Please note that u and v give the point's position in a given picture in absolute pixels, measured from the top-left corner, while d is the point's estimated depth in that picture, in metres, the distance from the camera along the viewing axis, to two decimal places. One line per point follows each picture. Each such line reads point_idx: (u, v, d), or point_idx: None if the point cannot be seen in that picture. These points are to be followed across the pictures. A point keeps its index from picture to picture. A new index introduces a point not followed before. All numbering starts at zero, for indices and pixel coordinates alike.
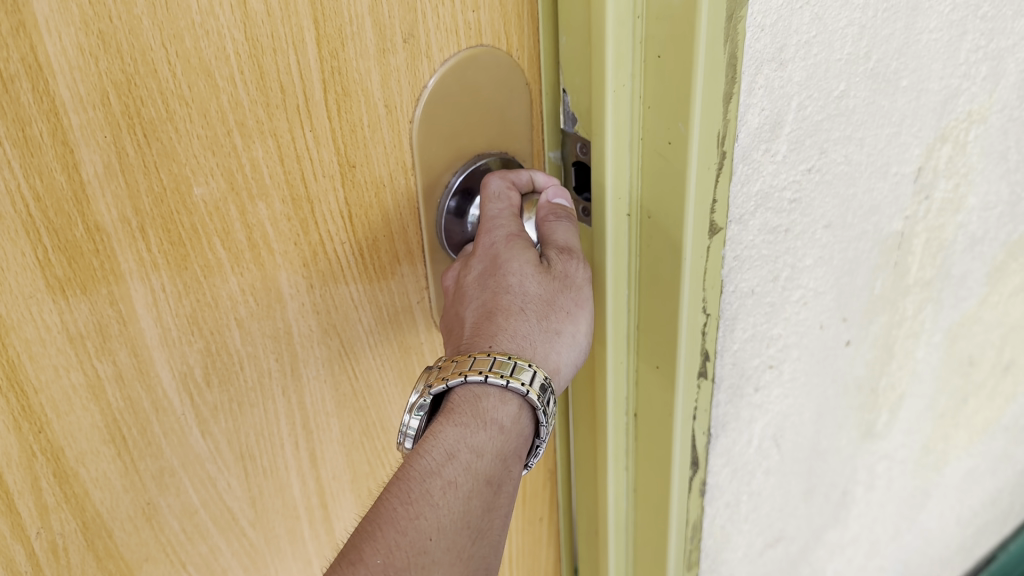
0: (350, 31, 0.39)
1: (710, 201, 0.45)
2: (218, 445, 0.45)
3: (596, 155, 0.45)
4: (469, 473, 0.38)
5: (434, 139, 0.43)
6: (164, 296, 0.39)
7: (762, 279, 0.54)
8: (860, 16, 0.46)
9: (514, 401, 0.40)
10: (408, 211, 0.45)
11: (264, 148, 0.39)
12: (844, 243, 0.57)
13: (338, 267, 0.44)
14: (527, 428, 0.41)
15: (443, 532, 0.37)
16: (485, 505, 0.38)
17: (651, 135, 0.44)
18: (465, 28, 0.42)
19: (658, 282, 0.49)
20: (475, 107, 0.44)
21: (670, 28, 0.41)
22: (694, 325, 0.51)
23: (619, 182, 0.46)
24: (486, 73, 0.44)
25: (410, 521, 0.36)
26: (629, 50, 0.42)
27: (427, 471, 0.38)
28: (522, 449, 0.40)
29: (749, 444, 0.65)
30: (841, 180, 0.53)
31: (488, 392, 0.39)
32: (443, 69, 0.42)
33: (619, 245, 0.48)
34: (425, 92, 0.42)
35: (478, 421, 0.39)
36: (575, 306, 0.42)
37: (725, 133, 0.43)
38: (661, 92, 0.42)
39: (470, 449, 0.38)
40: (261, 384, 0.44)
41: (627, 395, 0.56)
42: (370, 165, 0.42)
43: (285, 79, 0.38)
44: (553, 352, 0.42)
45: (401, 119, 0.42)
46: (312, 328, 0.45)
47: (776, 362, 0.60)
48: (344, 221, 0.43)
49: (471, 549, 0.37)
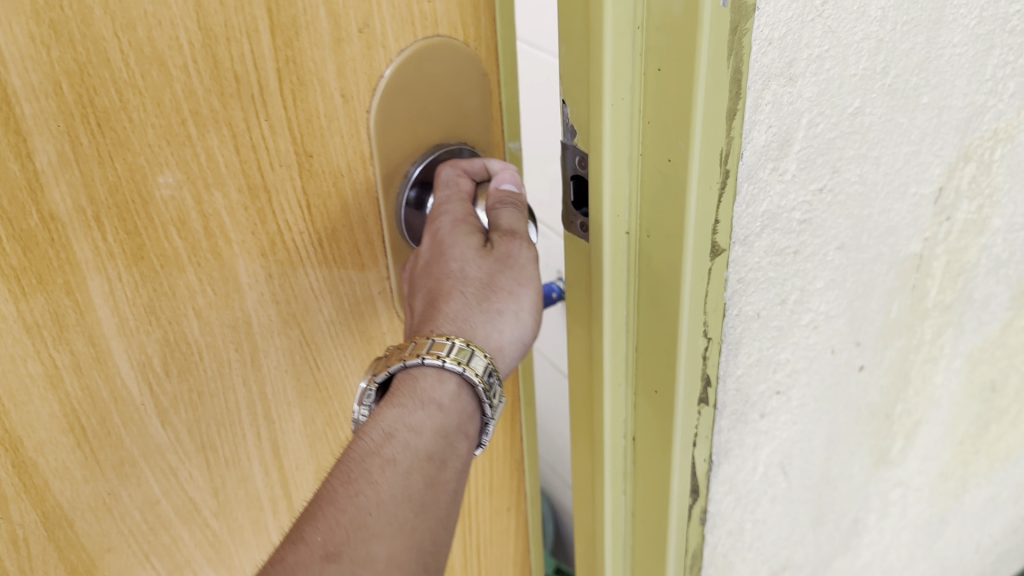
0: (305, 20, 0.39)
1: (711, 222, 0.45)
2: (179, 435, 0.45)
3: (594, 168, 0.45)
4: (409, 451, 0.38)
5: (391, 129, 0.43)
6: (121, 286, 0.39)
7: (770, 302, 0.53)
8: (876, 29, 0.45)
9: (453, 379, 0.40)
10: (368, 201, 0.45)
11: (218, 138, 0.39)
12: (858, 265, 0.57)
13: (297, 257, 0.44)
14: (468, 406, 0.40)
15: (382, 506, 0.37)
16: (428, 480, 0.38)
17: (651, 150, 0.44)
18: (421, 18, 0.42)
19: (656, 301, 0.49)
20: (432, 97, 0.44)
21: (670, 42, 0.40)
22: (695, 349, 0.50)
23: (618, 197, 0.46)
24: (444, 62, 0.44)
25: (349, 499, 0.37)
26: (629, 62, 0.42)
27: (366, 452, 0.38)
28: (468, 424, 0.40)
29: (754, 471, 0.64)
30: (855, 199, 0.52)
31: (425, 372, 0.39)
32: (399, 59, 0.42)
33: (618, 262, 0.48)
34: (382, 81, 0.42)
35: (416, 401, 0.39)
36: (517, 284, 0.42)
37: (728, 152, 0.43)
38: (660, 107, 0.42)
39: (408, 428, 0.38)
40: (221, 374, 0.44)
41: (625, 416, 0.57)
42: (327, 154, 0.42)
43: (239, 69, 0.38)
44: (493, 332, 0.41)
45: (358, 109, 0.42)
46: (271, 318, 0.44)
47: (783, 388, 0.59)
48: (302, 211, 0.43)
49: (415, 521, 0.38)
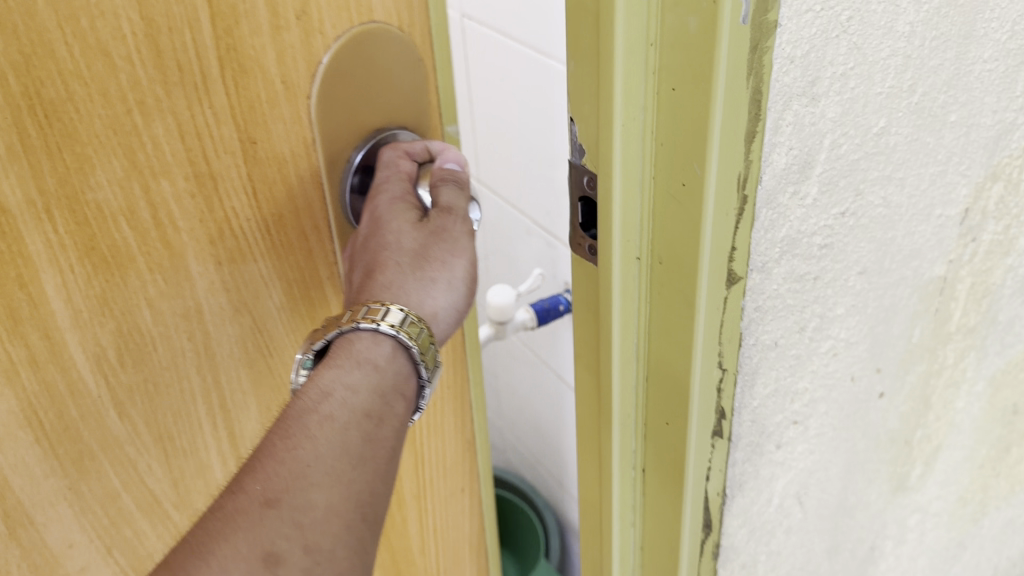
0: (244, 7, 0.39)
1: (727, 248, 0.45)
2: (137, 426, 0.44)
3: (604, 190, 0.46)
4: (346, 408, 0.38)
5: (332, 115, 0.44)
6: (74, 277, 0.39)
7: (787, 330, 0.52)
8: (903, 45, 0.44)
9: (388, 341, 0.39)
10: (313, 186, 0.45)
11: (163, 127, 0.38)
12: (880, 290, 0.56)
13: (245, 243, 0.44)
14: (403, 366, 0.40)
15: (320, 458, 0.37)
16: (365, 436, 0.38)
17: (663, 174, 0.44)
18: (356, 6, 0.43)
19: (669, 325, 0.49)
20: (371, 82, 0.44)
21: (684, 66, 0.40)
22: (708, 375, 0.51)
23: (628, 217, 0.46)
24: (380, 48, 0.44)
25: (288, 452, 0.37)
26: (641, 82, 0.42)
27: (303, 409, 0.37)
28: (404, 386, 0.39)
29: (769, 502, 0.64)
30: (878, 223, 0.51)
31: (360, 335, 0.38)
32: (337, 44, 0.42)
33: (628, 284, 0.49)
34: (321, 67, 0.42)
35: (352, 360, 0.38)
36: (450, 255, 0.43)
37: (745, 177, 0.43)
38: (671, 130, 0.42)
39: (345, 387, 0.38)
40: (175, 364, 0.44)
41: (635, 447, 0.58)
42: (271, 140, 0.42)
43: (182, 57, 0.38)
44: (426, 299, 0.42)
45: (300, 95, 0.42)
46: (223, 306, 0.44)
47: (800, 418, 0.59)
48: (248, 197, 0.42)
49: (353, 474, 0.37)
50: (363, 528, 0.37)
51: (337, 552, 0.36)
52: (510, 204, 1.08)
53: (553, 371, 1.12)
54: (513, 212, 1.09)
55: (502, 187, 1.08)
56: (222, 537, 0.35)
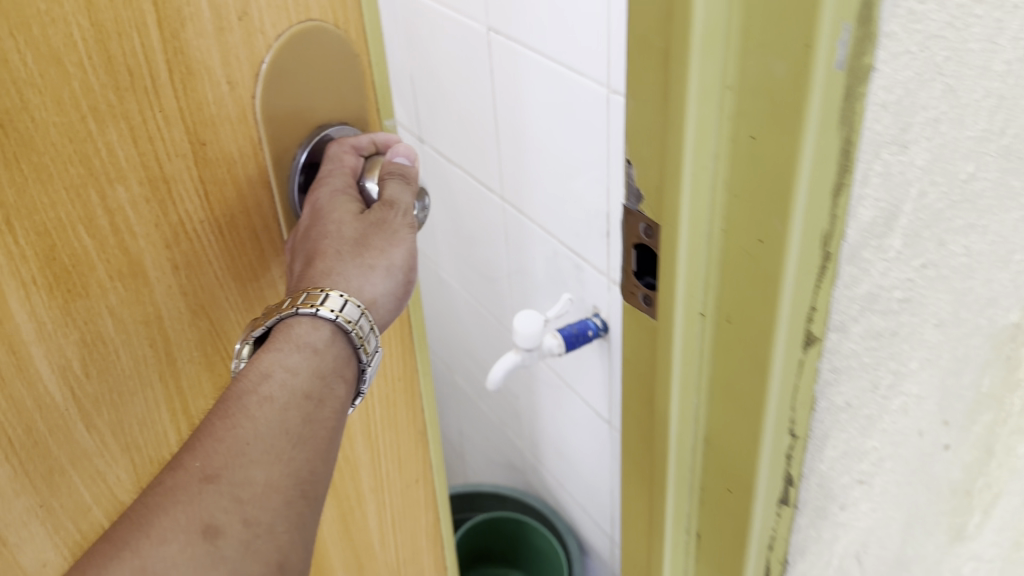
0: (188, 9, 0.39)
1: (806, 311, 0.40)
2: (104, 437, 0.44)
3: (668, 240, 0.41)
4: (285, 389, 0.40)
5: (276, 113, 0.44)
6: (36, 290, 0.38)
7: (860, 389, 0.44)
8: (1001, 85, 0.35)
9: (326, 327, 0.41)
10: (261, 185, 0.45)
11: (118, 132, 0.38)
12: (955, 341, 0.45)
13: (199, 246, 0.44)
14: (342, 351, 0.42)
15: (258, 437, 0.39)
16: (304, 416, 0.40)
17: (735, 228, 0.39)
18: (294, 5, 0.42)
19: (735, 389, 0.44)
20: (313, 81, 0.44)
21: (765, 110, 0.34)
22: (779, 443, 0.45)
23: (694, 270, 0.41)
24: (320, 47, 0.44)
25: (228, 431, 0.38)
26: (715, 124, 0.37)
27: (244, 391, 0.39)
28: (342, 368, 0.42)
29: (826, 564, 0.55)
30: (960, 275, 0.41)
31: (299, 320, 0.41)
32: (278, 44, 0.42)
33: (692, 338, 0.44)
34: (263, 67, 0.42)
35: (291, 344, 0.41)
36: (389, 245, 0.46)
37: (828, 234, 0.38)
38: (749, 177, 0.37)
39: (285, 369, 0.40)
40: (138, 372, 0.44)
41: (690, 511, 0.53)
42: (219, 142, 0.42)
43: (132, 62, 0.37)
44: (366, 285, 0.45)
45: (244, 95, 0.42)
46: (180, 310, 0.44)
47: (867, 477, 0.49)
48: (201, 199, 0.42)
49: (291, 452, 0.39)
50: (303, 504, 0.39)
51: (276, 526, 0.38)
52: (537, 228, 0.95)
53: (584, 399, 1.02)
54: (539, 236, 0.95)
55: (527, 212, 0.95)
56: (163, 510, 0.36)
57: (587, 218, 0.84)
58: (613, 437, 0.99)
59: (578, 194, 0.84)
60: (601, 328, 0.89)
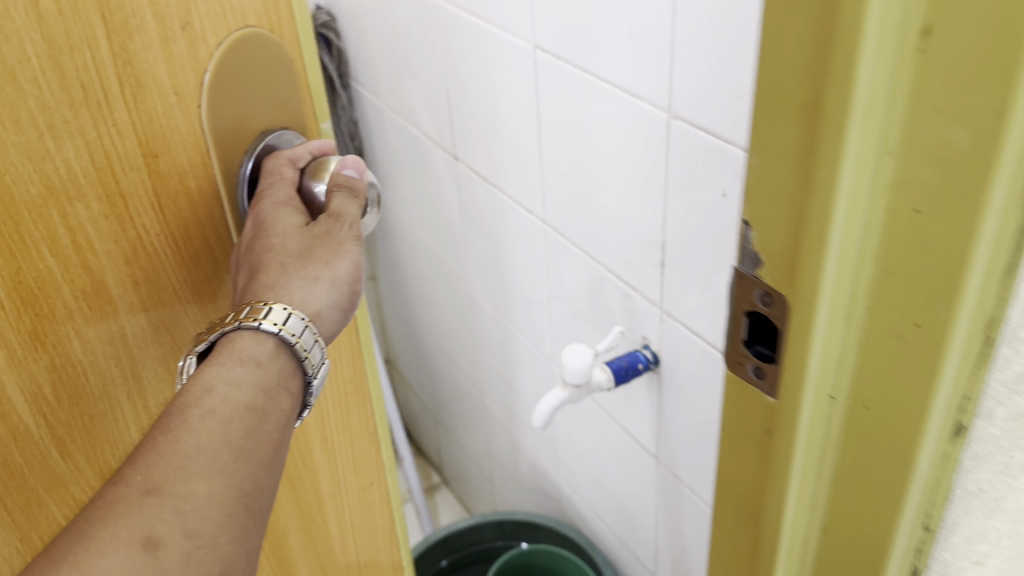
0: (135, 22, 0.39)
1: (956, 393, 0.38)
2: (79, 464, 0.45)
3: (803, 311, 0.39)
4: (228, 403, 0.41)
5: (220, 122, 0.44)
6: (5, 316, 0.38)
7: (993, 471, 0.44)
8: None
9: (270, 340, 0.42)
10: (211, 195, 0.45)
11: (74, 149, 0.38)
12: None
13: (157, 260, 0.44)
14: (287, 364, 0.43)
15: (200, 449, 0.39)
16: (247, 429, 0.41)
17: (882, 307, 0.37)
18: (232, 12, 0.43)
19: (867, 468, 0.42)
20: (252, 88, 0.45)
21: (934, 187, 0.32)
22: (914, 523, 0.44)
23: (829, 346, 0.39)
24: (258, 53, 0.45)
25: (170, 445, 0.39)
26: (867, 193, 0.34)
27: (186, 405, 0.40)
28: (286, 383, 0.43)
29: None
30: None
31: (242, 333, 0.42)
32: (220, 52, 0.43)
33: (818, 416, 0.42)
34: (207, 76, 0.42)
35: (234, 358, 0.41)
36: (333, 256, 0.46)
37: (992, 316, 0.36)
38: (902, 257, 0.34)
39: (227, 382, 0.41)
40: (106, 393, 0.44)
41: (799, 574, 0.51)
42: (170, 153, 0.42)
43: (85, 77, 0.38)
44: (310, 296, 0.45)
45: (191, 104, 0.42)
46: (143, 327, 0.45)
47: (981, 557, 0.49)
48: (156, 212, 0.43)
49: (234, 465, 0.40)
50: (246, 516, 0.40)
51: (219, 538, 0.38)
52: (584, 253, 0.92)
53: (627, 431, 1.00)
54: (584, 259, 0.92)
55: (573, 238, 0.92)
56: (103, 524, 0.36)
57: (643, 248, 0.81)
58: (657, 471, 0.98)
59: (634, 223, 0.81)
60: (651, 360, 0.87)
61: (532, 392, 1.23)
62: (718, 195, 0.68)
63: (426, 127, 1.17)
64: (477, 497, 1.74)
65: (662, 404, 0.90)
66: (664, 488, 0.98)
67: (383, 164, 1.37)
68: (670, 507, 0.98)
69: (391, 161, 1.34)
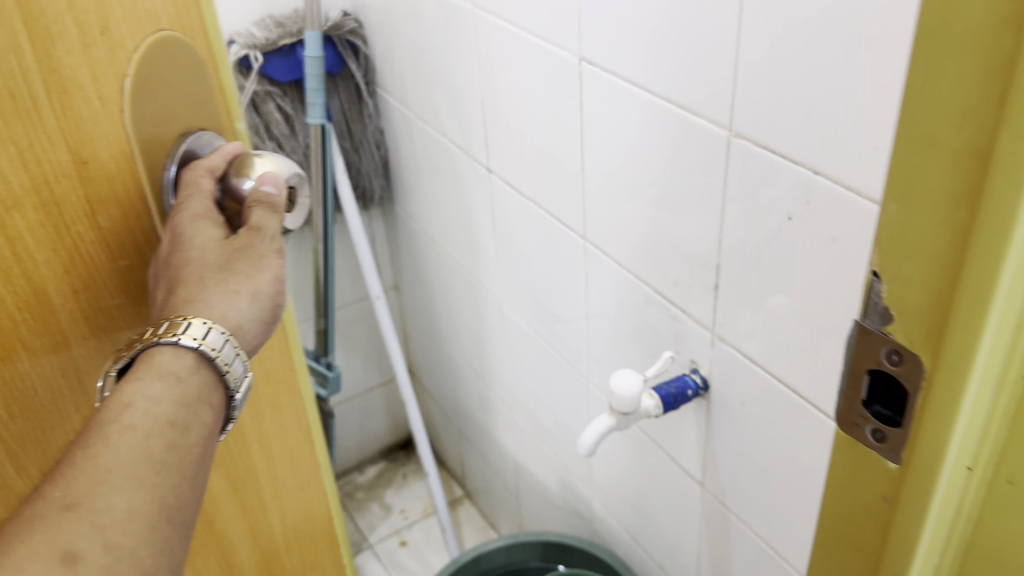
0: (56, 28, 0.38)
1: None
2: (31, 476, 0.44)
3: (953, 365, 0.45)
4: (148, 417, 0.41)
5: (145, 125, 0.44)
6: None
7: None
8: None
9: (190, 354, 0.44)
10: (139, 201, 0.45)
11: (7, 158, 0.38)
12: None
13: (93, 267, 0.44)
14: (208, 378, 0.44)
15: (120, 464, 0.40)
16: (168, 442, 0.42)
17: None
18: (146, 16, 0.43)
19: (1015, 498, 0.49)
20: (168, 90, 0.45)
21: None
22: None
23: (978, 392, 0.45)
24: (172, 54, 0.45)
25: (89, 460, 0.39)
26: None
27: (106, 419, 0.41)
28: (207, 397, 0.44)
29: None
30: None
31: (162, 349, 0.43)
32: (139, 55, 0.43)
33: (961, 459, 0.48)
34: (127, 80, 0.42)
35: (154, 373, 0.43)
36: (254, 269, 0.47)
37: None
38: None
39: (147, 398, 0.42)
40: (54, 404, 0.44)
41: None
42: (99, 157, 0.42)
43: (11, 85, 0.37)
44: (230, 310, 0.45)
45: (116, 108, 0.42)
46: (85, 336, 0.44)
47: None
48: (89, 218, 0.42)
49: (155, 479, 0.41)
50: (168, 528, 0.41)
51: (140, 550, 0.39)
52: (630, 274, 0.90)
53: (673, 458, 0.97)
54: (632, 282, 0.90)
55: (619, 257, 0.91)
56: (20, 539, 0.37)
57: (696, 271, 0.78)
58: (703, 498, 0.95)
59: (687, 245, 0.78)
60: (700, 386, 0.84)
61: (564, 408, 1.24)
62: (782, 218, 0.65)
63: (453, 137, 1.21)
64: (506, 516, 1.75)
65: (711, 431, 0.87)
66: (711, 516, 0.95)
67: (409, 173, 1.42)
68: (714, 536, 0.95)
69: (416, 171, 1.39)
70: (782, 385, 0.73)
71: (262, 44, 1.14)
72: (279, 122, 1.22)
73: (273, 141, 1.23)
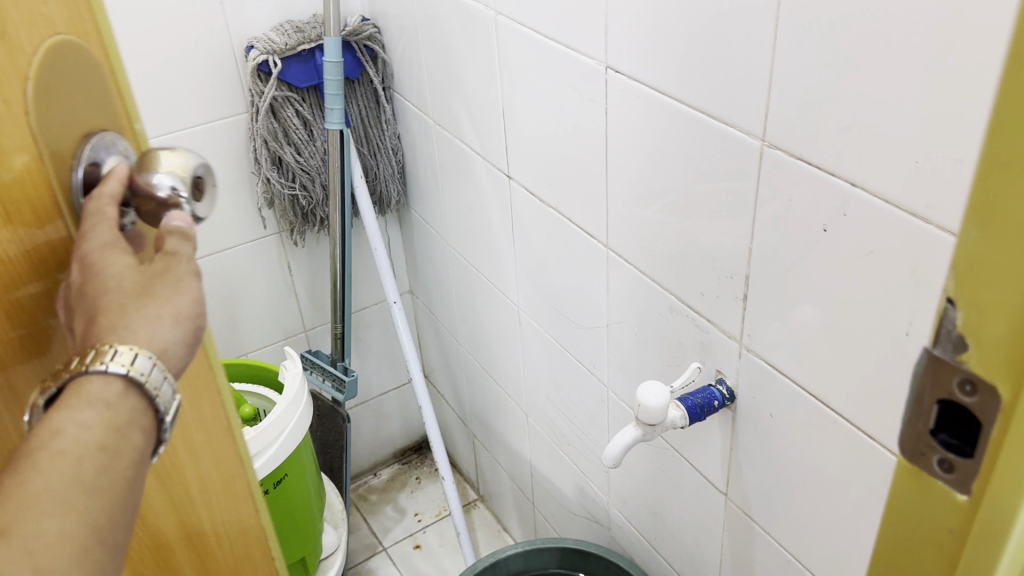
0: None
1: None
2: None
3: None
4: (79, 445, 0.36)
5: (59, 134, 0.39)
6: None
7: None
8: None
9: (119, 381, 0.38)
10: (56, 221, 0.40)
11: None
12: None
13: (18, 284, 0.38)
14: (138, 407, 0.39)
15: (50, 492, 0.35)
16: (99, 470, 0.37)
17: None
18: (42, 17, 0.38)
19: None
20: (71, 94, 0.40)
21: None
22: None
23: None
24: (66, 55, 0.40)
25: (19, 487, 0.35)
26: None
27: (34, 448, 0.36)
28: (136, 421, 0.39)
29: None
30: None
31: (90, 377, 0.38)
32: (38, 55, 0.38)
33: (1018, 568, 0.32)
34: (31, 80, 0.37)
35: (83, 402, 0.37)
36: (176, 290, 0.42)
37: None
38: None
39: (77, 425, 0.37)
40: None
41: None
42: (10, 159, 0.36)
43: None
44: (155, 331, 0.40)
45: (25, 116, 0.37)
46: (14, 353, 0.39)
47: None
48: (9, 231, 0.37)
49: (88, 502, 0.36)
50: (100, 550, 0.36)
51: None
52: (653, 282, 0.90)
53: (694, 467, 0.97)
54: (655, 289, 0.90)
55: (639, 264, 0.91)
56: None
57: (724, 282, 0.78)
58: (726, 508, 0.95)
59: (716, 256, 0.78)
60: (726, 397, 0.84)
61: (581, 413, 1.25)
62: (819, 230, 0.64)
63: (471, 144, 1.22)
64: (520, 520, 1.76)
65: (736, 441, 0.87)
66: (734, 525, 0.95)
67: (426, 176, 1.45)
68: (737, 544, 0.96)
69: (434, 176, 1.41)
70: (809, 395, 0.73)
71: (281, 49, 1.17)
72: (297, 126, 1.25)
73: (291, 145, 1.27)
